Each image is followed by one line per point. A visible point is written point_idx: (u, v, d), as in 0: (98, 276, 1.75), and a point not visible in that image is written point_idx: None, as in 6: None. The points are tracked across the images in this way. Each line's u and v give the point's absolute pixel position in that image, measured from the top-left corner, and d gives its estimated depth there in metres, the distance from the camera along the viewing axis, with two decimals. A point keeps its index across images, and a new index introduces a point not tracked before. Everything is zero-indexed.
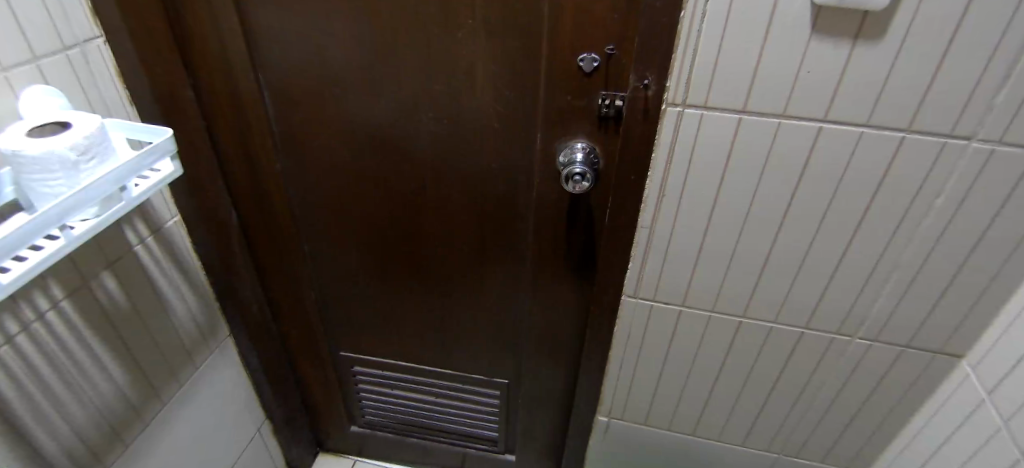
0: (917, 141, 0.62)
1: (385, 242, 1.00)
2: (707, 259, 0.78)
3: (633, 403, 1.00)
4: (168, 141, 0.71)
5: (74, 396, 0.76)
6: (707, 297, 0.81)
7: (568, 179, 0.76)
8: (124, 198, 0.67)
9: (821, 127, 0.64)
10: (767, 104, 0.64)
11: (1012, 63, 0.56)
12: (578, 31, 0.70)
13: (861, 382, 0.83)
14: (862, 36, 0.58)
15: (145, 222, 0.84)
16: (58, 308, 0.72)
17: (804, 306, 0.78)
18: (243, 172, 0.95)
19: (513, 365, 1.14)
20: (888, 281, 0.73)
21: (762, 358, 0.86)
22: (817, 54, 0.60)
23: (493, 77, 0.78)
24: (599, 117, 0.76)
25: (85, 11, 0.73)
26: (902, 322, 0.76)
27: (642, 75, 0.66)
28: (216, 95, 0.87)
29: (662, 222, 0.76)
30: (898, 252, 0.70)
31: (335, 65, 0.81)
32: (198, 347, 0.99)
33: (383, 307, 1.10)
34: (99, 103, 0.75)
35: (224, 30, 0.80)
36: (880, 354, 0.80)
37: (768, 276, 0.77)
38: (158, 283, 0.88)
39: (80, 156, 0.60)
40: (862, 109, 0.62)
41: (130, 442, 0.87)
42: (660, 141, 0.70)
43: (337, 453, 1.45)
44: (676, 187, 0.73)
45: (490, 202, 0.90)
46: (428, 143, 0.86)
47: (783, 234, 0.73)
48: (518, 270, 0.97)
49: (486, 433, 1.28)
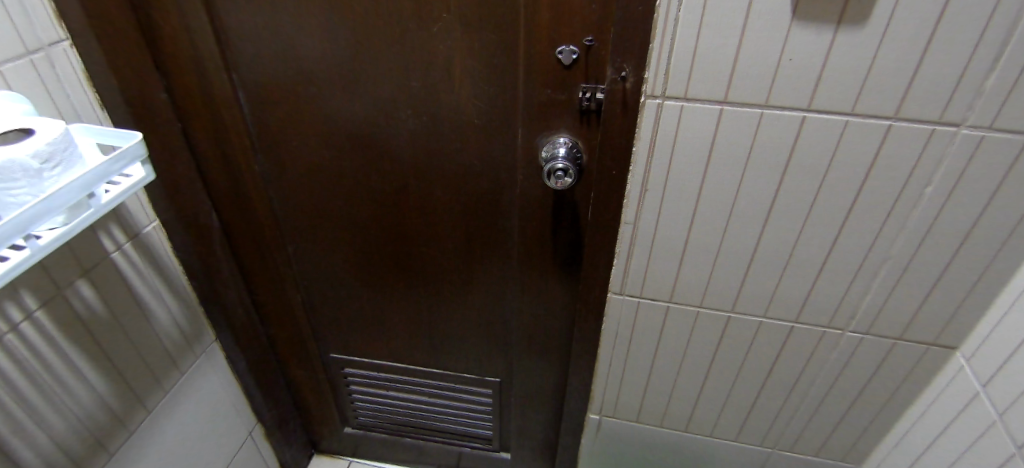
0: (904, 128, 0.60)
1: (369, 244, 0.98)
2: (693, 253, 0.76)
3: (624, 401, 0.98)
4: (139, 145, 0.70)
5: (53, 407, 0.75)
6: (695, 292, 0.80)
7: (550, 175, 0.74)
8: (93, 205, 0.66)
9: (806, 117, 0.62)
10: (748, 94, 0.62)
11: (1001, 47, 0.54)
12: (556, 23, 0.68)
13: (855, 376, 0.82)
14: (845, 21, 0.56)
15: (121, 228, 0.82)
16: (33, 319, 0.71)
17: (794, 299, 0.77)
18: (222, 175, 0.93)
19: (504, 364, 1.12)
20: (879, 273, 0.71)
21: (753, 352, 0.84)
22: (798, 41, 0.57)
23: (471, 71, 0.76)
24: (581, 109, 0.74)
25: (50, 14, 0.70)
26: (894, 315, 0.74)
27: (620, 67, 0.64)
28: (189, 96, 0.84)
29: (646, 218, 0.74)
30: (888, 243, 0.68)
31: (309, 64, 0.79)
32: (183, 353, 0.98)
33: (371, 308, 1.09)
34: (67, 109, 0.73)
35: (194, 29, 0.78)
36: (872, 347, 0.78)
37: (757, 271, 0.75)
38: (138, 290, 0.87)
39: (43, 163, 0.59)
40: (846, 97, 0.60)
41: (115, 451, 0.86)
42: (640, 135, 0.68)
43: (332, 454, 1.44)
44: (659, 181, 0.71)
45: (473, 199, 0.89)
46: (407, 140, 0.84)
47: (770, 227, 0.71)
48: (505, 267, 0.96)
49: (480, 431, 1.28)
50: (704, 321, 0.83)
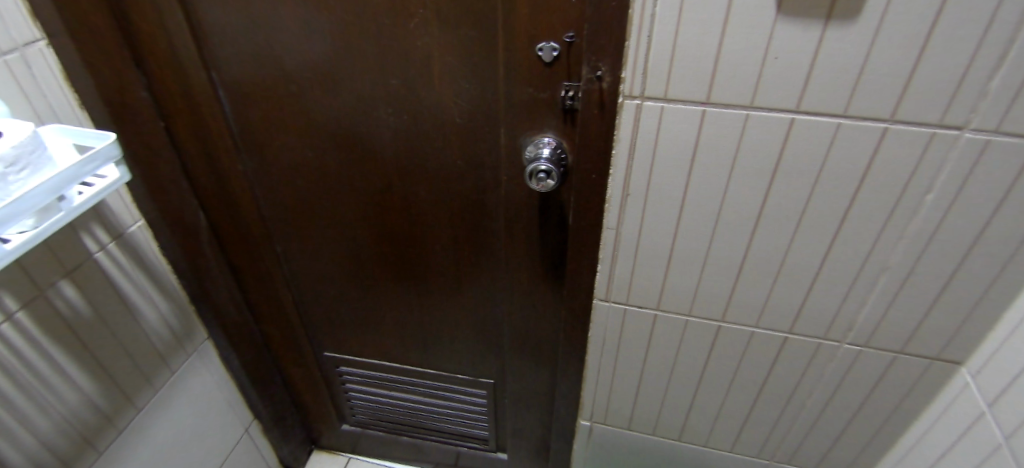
0: (902, 132, 0.56)
1: (357, 244, 0.97)
2: (679, 260, 0.72)
3: (615, 408, 0.95)
4: (112, 145, 0.70)
5: (37, 407, 0.75)
6: (684, 300, 0.76)
7: (532, 177, 0.71)
8: (64, 207, 0.65)
9: (794, 119, 0.58)
10: (732, 95, 0.58)
11: (1008, 42, 0.49)
12: (533, 20, 0.65)
13: (855, 389, 0.78)
14: (834, 16, 0.51)
15: (105, 228, 0.82)
16: (14, 320, 0.71)
17: (788, 310, 0.73)
18: (207, 175, 0.92)
19: (497, 365, 1.10)
20: (878, 284, 0.67)
21: (746, 363, 0.80)
22: (784, 38, 0.53)
23: (449, 69, 0.73)
24: (564, 109, 0.71)
25: (23, 13, 0.69)
26: (894, 328, 0.70)
27: (594, 66, 0.61)
28: (169, 96, 0.83)
29: (630, 223, 0.71)
30: (887, 253, 0.64)
31: (286, 63, 0.77)
32: (173, 351, 0.98)
33: (362, 308, 1.08)
34: (44, 109, 0.72)
35: (170, 27, 0.77)
36: (871, 360, 0.74)
37: (748, 280, 0.72)
38: (124, 289, 0.87)
39: (9, 166, 0.58)
40: (839, 99, 0.56)
41: (104, 449, 0.86)
42: (619, 138, 0.65)
43: (331, 450, 1.45)
44: (642, 186, 0.67)
45: (458, 200, 0.86)
46: (389, 140, 0.82)
47: (761, 235, 0.67)
48: (493, 269, 0.94)
49: (475, 432, 1.26)
50: (693, 330, 0.79)
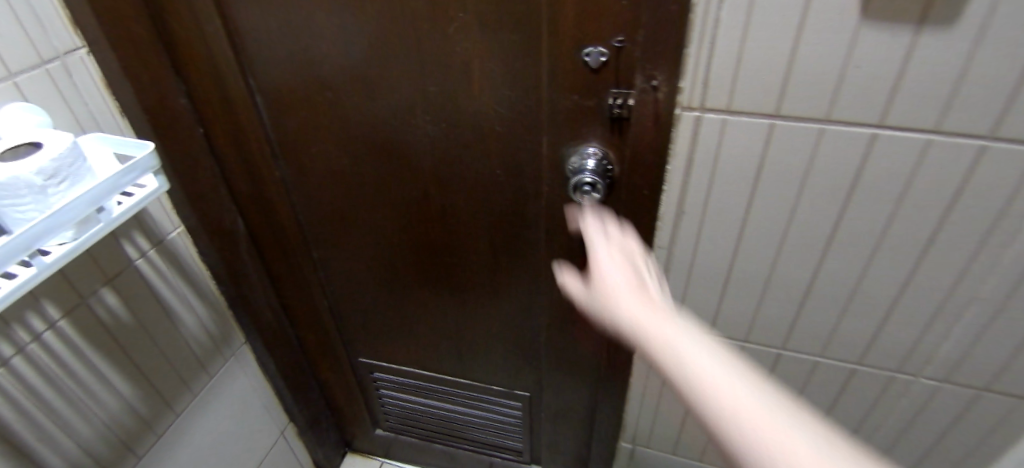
0: (1003, 150, 0.49)
1: (393, 253, 0.95)
2: (736, 283, 0.67)
3: (660, 431, 0.91)
4: (150, 155, 0.69)
5: (79, 414, 0.76)
6: (740, 324, 0.71)
7: (577, 190, 0.68)
8: (103, 219, 0.65)
9: (876, 134, 0.52)
10: (804, 107, 0.52)
11: None
12: (581, 24, 0.60)
13: (929, 425, 0.71)
14: (929, 19, 0.45)
15: (145, 235, 0.82)
16: (56, 328, 0.71)
17: (857, 339, 0.66)
18: (245, 182, 0.92)
19: (534, 378, 1.07)
20: (964, 316, 0.60)
21: (807, 393, 0.75)
22: (868, 45, 0.47)
23: (490, 76, 0.69)
24: (611, 118, 0.65)
25: (65, 22, 0.69)
26: (980, 363, 0.63)
27: (650, 74, 0.57)
28: (207, 104, 0.82)
29: (683, 241, 0.66)
30: (976, 282, 0.57)
31: (323, 70, 0.75)
32: (211, 356, 0.98)
33: (397, 316, 1.06)
34: (86, 117, 0.72)
35: (207, 34, 0.75)
36: (951, 396, 0.67)
37: (812, 305, 0.66)
38: (163, 295, 0.87)
39: (48, 179, 0.57)
40: (930, 112, 0.49)
41: (143, 454, 0.87)
42: (676, 152, 0.60)
43: (365, 453, 1.44)
44: (699, 203, 0.62)
45: (496, 210, 0.83)
46: (426, 149, 0.79)
47: (830, 257, 0.61)
48: (532, 282, 0.90)
49: (509, 443, 1.23)
50: (749, 355, 0.74)
